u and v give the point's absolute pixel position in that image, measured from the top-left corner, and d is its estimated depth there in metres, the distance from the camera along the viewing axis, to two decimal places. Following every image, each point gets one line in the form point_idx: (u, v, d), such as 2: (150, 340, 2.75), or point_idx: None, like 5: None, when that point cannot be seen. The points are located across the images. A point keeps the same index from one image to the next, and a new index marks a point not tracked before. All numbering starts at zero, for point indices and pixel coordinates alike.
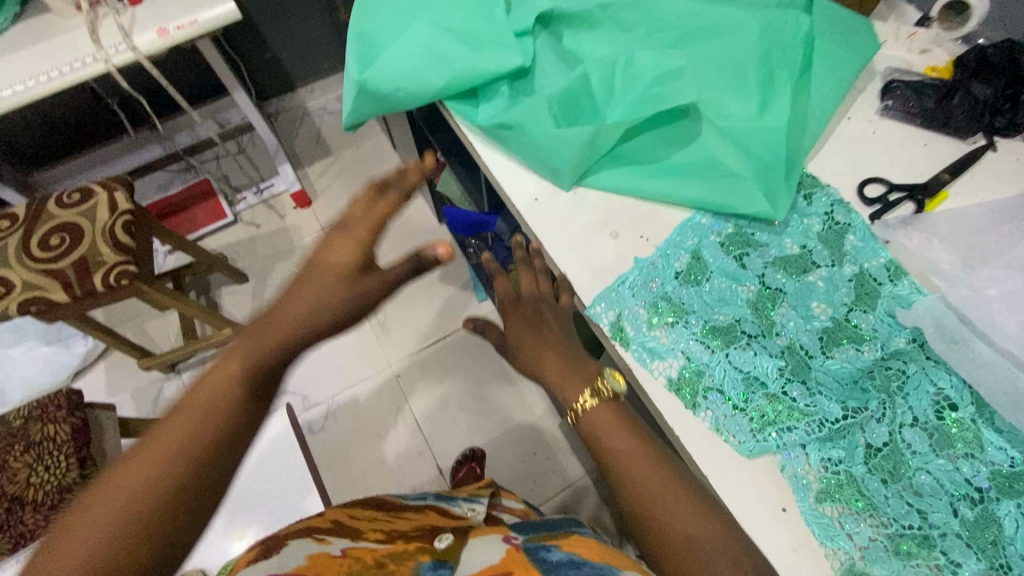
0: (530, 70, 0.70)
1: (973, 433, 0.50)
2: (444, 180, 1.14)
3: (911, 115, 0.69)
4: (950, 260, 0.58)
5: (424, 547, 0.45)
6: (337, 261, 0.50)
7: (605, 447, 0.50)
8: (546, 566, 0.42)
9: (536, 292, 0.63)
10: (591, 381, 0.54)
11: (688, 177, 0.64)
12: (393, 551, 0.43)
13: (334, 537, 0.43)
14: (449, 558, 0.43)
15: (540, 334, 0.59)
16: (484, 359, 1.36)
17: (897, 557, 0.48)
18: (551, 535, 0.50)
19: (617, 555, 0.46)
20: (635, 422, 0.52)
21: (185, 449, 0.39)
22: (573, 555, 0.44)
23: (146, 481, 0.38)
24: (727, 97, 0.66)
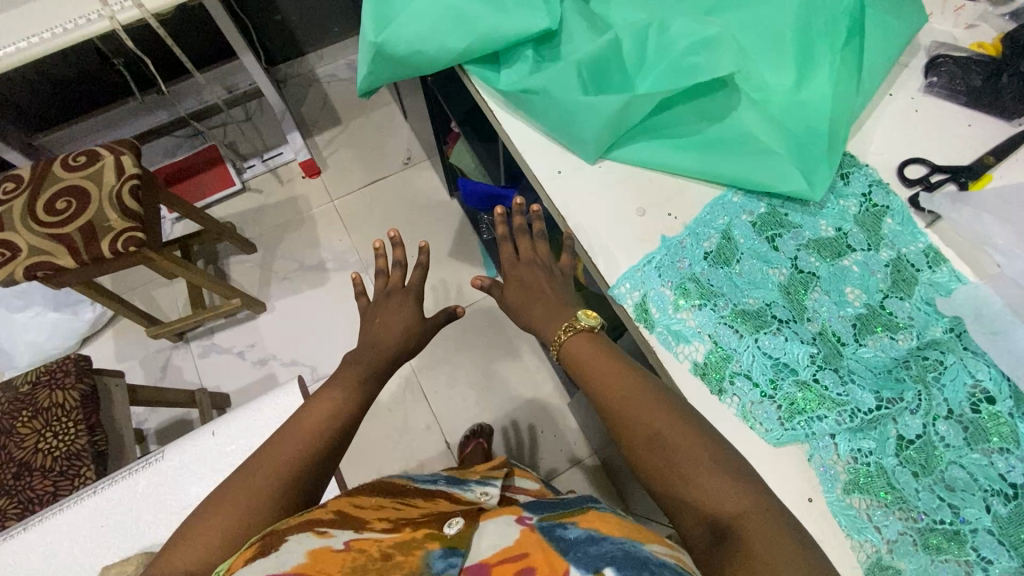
0: (558, 34, 0.66)
1: (1009, 428, 0.48)
2: (459, 152, 1.13)
3: (956, 93, 0.65)
4: (1005, 234, 0.56)
5: (433, 533, 0.43)
6: (402, 312, 0.63)
7: (580, 375, 0.53)
8: (564, 545, 0.40)
9: (535, 258, 0.61)
10: (566, 320, 0.56)
11: (721, 152, 0.61)
12: (399, 541, 0.41)
13: (336, 529, 0.40)
14: (460, 545, 0.42)
15: (541, 297, 0.59)
16: (494, 337, 1.35)
17: (925, 552, 0.47)
18: (567, 512, 0.49)
19: (640, 531, 0.44)
20: (611, 349, 0.53)
21: (291, 450, 0.50)
22: (591, 531, 0.43)
23: (262, 472, 0.49)
24: (765, 67, 0.63)
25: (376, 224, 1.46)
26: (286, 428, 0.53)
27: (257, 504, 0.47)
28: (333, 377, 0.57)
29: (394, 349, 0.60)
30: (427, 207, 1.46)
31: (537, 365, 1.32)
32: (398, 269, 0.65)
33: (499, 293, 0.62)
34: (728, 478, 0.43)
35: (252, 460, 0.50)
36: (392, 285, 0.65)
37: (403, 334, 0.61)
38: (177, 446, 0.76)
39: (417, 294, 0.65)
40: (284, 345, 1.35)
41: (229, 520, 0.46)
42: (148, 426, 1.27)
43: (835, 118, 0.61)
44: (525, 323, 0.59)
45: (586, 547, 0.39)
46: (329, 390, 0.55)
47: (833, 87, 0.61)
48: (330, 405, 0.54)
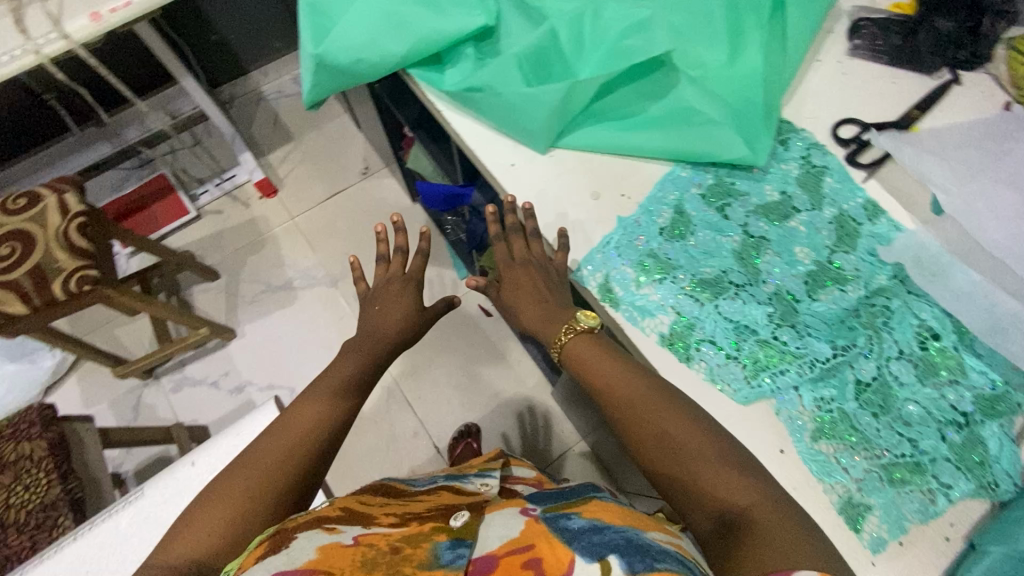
0: (496, 30, 0.67)
1: (955, 360, 0.53)
2: (415, 156, 1.12)
3: (879, 54, 0.69)
4: (941, 173, 0.59)
5: (439, 526, 0.44)
6: (372, 322, 0.62)
7: (584, 376, 0.54)
8: (569, 535, 0.41)
9: (530, 257, 0.61)
10: (566, 321, 0.57)
11: (664, 129, 0.63)
12: (406, 535, 0.42)
13: (344, 526, 0.42)
14: (467, 535, 0.42)
15: (537, 298, 0.59)
16: (473, 337, 1.35)
17: (891, 485, 0.50)
18: (572, 502, 0.51)
19: (639, 521, 0.47)
20: (613, 350, 0.54)
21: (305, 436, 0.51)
22: (594, 521, 0.45)
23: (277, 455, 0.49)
24: (699, 45, 0.65)
25: (341, 238, 1.44)
26: (279, 424, 0.52)
27: (256, 499, 0.46)
28: (320, 380, 0.57)
29: (372, 353, 0.60)
30: (391, 214, 1.46)
31: (517, 359, 1.33)
32: (399, 254, 0.66)
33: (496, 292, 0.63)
34: (735, 472, 0.45)
35: (268, 439, 0.51)
36: (392, 271, 0.66)
37: (381, 337, 0.61)
38: (156, 482, 0.75)
39: (418, 281, 0.66)
40: (259, 369, 1.33)
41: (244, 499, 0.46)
42: (125, 468, 1.23)
43: (769, 87, 0.63)
44: (520, 323, 0.60)
45: (590, 537, 0.41)
46: (316, 396, 0.54)
47: (763, 59, 0.64)
48: (321, 409, 0.53)
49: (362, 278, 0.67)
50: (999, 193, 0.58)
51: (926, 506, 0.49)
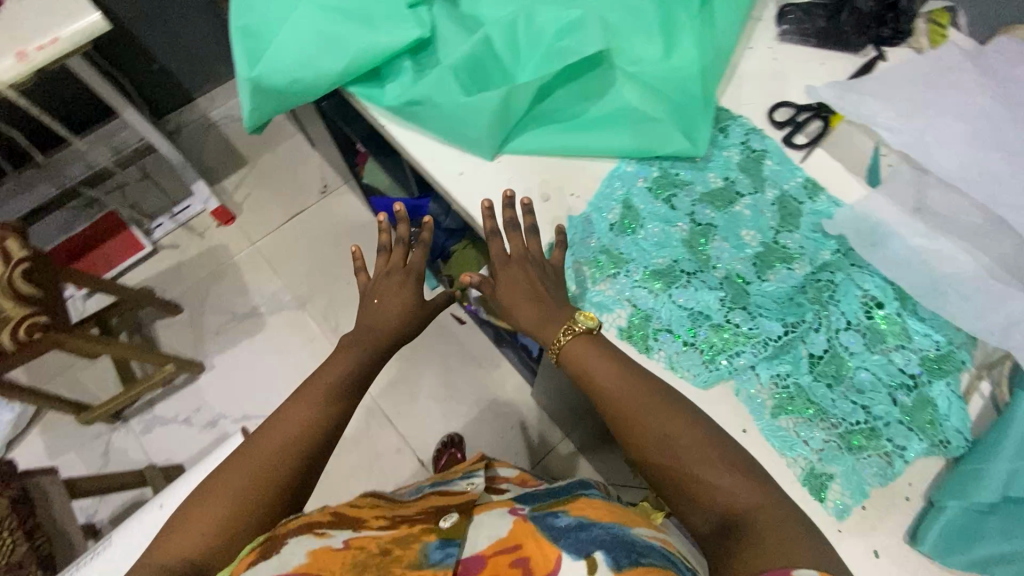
0: (432, 41, 0.67)
1: (900, 326, 0.55)
2: (371, 170, 1.12)
3: (808, 37, 0.71)
4: (887, 113, 0.62)
5: (429, 527, 0.44)
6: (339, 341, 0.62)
7: (583, 379, 0.52)
8: (556, 533, 0.43)
9: (526, 255, 0.57)
10: (563, 321, 0.54)
11: (606, 127, 0.65)
12: (398, 536, 0.43)
13: (335, 530, 0.43)
14: (455, 534, 0.43)
15: (534, 298, 0.55)
16: (448, 346, 1.34)
17: (850, 453, 0.52)
18: (557, 502, 0.52)
19: (625, 516, 0.49)
20: (614, 351, 0.52)
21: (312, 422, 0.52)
22: (581, 518, 0.46)
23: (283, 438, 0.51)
24: (633, 40, 0.66)
25: (305, 259, 1.42)
26: (271, 424, 0.52)
27: (251, 503, 0.48)
28: (307, 382, 0.55)
29: (352, 364, 0.57)
30: (355, 231, 1.44)
31: (495, 364, 1.33)
32: (401, 246, 0.64)
33: (492, 290, 0.58)
34: (736, 476, 0.45)
35: (274, 419, 0.52)
36: (392, 265, 0.63)
37: (344, 352, 0.58)
38: (124, 528, 0.72)
39: (420, 275, 0.64)
40: (232, 401, 1.30)
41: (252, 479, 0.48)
42: (99, 517, 1.19)
43: (704, 78, 0.65)
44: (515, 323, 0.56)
45: (577, 534, 0.43)
46: (304, 401, 0.53)
47: (697, 51, 0.66)
48: (311, 414, 0.52)
49: (362, 268, 0.65)
50: (937, 151, 0.60)
51: (885, 469, 0.51)
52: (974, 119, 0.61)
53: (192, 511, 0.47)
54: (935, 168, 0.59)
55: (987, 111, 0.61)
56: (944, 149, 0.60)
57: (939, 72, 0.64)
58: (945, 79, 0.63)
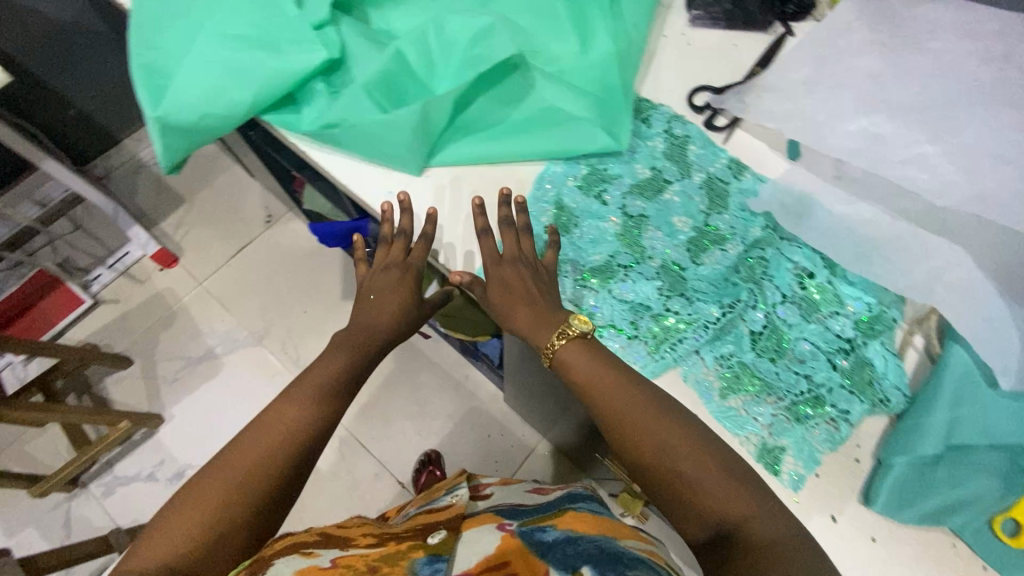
0: (344, 61, 0.66)
1: (833, 293, 0.56)
2: (310, 196, 1.09)
3: (717, 20, 0.72)
4: (795, 82, 0.62)
5: (416, 544, 0.51)
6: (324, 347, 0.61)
7: (578, 384, 0.51)
8: (545, 549, 0.47)
9: (519, 256, 0.57)
10: (557, 325, 0.54)
11: (530, 129, 0.64)
12: (385, 554, 0.49)
13: (322, 550, 0.49)
14: (443, 551, 0.49)
15: (527, 299, 0.56)
16: (415, 363, 1.32)
17: (798, 423, 0.53)
18: (544, 516, 0.56)
19: (614, 529, 0.53)
20: (609, 356, 0.52)
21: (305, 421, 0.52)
22: (567, 532, 0.50)
23: (275, 436, 0.51)
24: (547, 40, 0.67)
25: (257, 293, 1.38)
26: (260, 424, 0.52)
27: (242, 499, 0.48)
28: (290, 386, 0.55)
29: (339, 371, 0.56)
30: (306, 258, 1.41)
31: (464, 375, 1.31)
32: (401, 238, 0.61)
33: (482, 291, 0.58)
34: (734, 485, 0.45)
35: (269, 413, 0.52)
36: (392, 255, 0.61)
37: (319, 364, 0.57)
38: None
39: (418, 271, 0.61)
40: (197, 449, 1.25)
41: (243, 474, 0.49)
42: None
43: (622, 71, 0.66)
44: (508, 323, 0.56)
45: (564, 548, 0.47)
46: (291, 403, 0.53)
47: (610, 44, 0.66)
48: (301, 415, 0.52)
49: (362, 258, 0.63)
50: None
51: (834, 435, 0.52)
52: (861, 85, 0.60)
53: (181, 512, 0.47)
54: (827, 140, 0.59)
55: (876, 74, 0.60)
56: (836, 122, 0.60)
57: (831, 42, 0.63)
58: (838, 49, 0.63)
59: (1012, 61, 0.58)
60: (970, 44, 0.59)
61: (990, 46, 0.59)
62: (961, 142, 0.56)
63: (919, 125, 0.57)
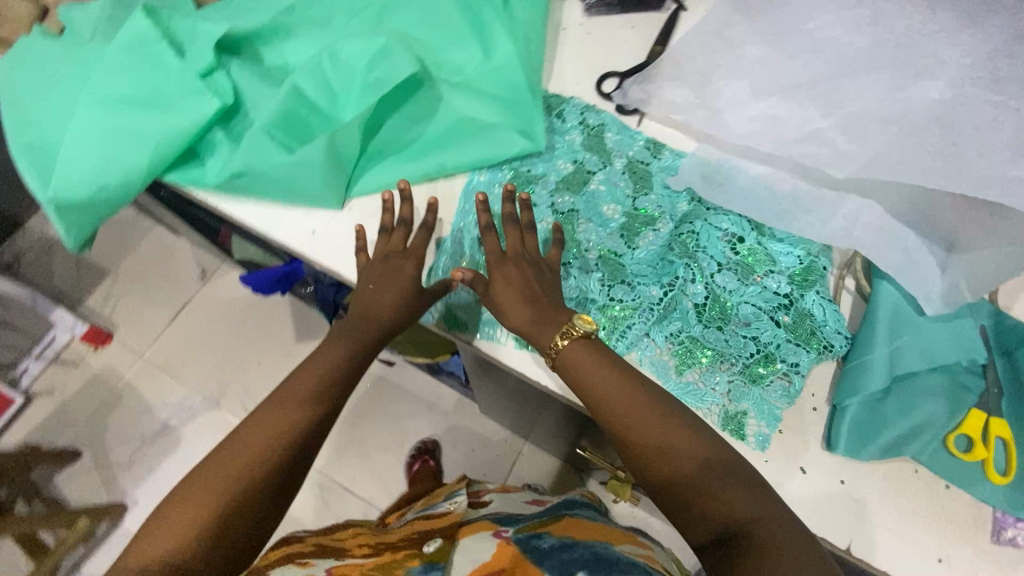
0: (241, 105, 0.63)
1: (765, 252, 0.58)
2: (239, 245, 1.04)
3: (611, 5, 0.73)
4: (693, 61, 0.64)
5: (411, 553, 0.56)
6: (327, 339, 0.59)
7: (582, 387, 0.50)
8: (540, 556, 0.51)
9: (523, 253, 0.56)
10: (559, 325, 0.52)
11: (445, 144, 0.63)
12: (380, 563, 0.54)
13: (316, 560, 0.55)
14: (439, 560, 0.53)
15: (528, 296, 0.54)
16: (385, 393, 1.28)
17: (755, 385, 0.54)
18: (541, 522, 0.60)
19: (609, 535, 0.58)
20: (615, 359, 0.51)
21: (303, 416, 0.52)
22: (562, 539, 0.55)
23: (276, 429, 0.50)
24: (448, 51, 0.66)
25: (205, 354, 1.31)
26: (253, 428, 0.50)
27: (240, 493, 0.47)
28: (281, 389, 0.53)
29: (329, 368, 0.55)
30: (251, 307, 1.35)
31: (435, 396, 1.28)
32: (402, 228, 0.59)
33: (484, 288, 0.55)
34: (741, 487, 0.45)
35: (268, 408, 0.52)
36: (393, 245, 0.58)
37: (316, 358, 0.56)
38: None
39: (419, 261, 0.58)
40: None
41: (241, 469, 0.48)
42: None
43: (527, 69, 0.65)
44: (506, 320, 0.54)
45: (559, 555, 0.51)
46: (284, 406, 0.52)
47: (510, 45, 0.66)
48: (294, 418, 0.51)
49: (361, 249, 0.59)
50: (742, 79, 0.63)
51: (788, 390, 0.54)
52: (748, 67, 0.63)
53: (173, 518, 0.46)
54: (731, 129, 0.62)
55: (761, 60, 0.62)
56: (735, 111, 0.62)
57: (713, 34, 0.65)
58: (722, 40, 0.65)
59: (882, 24, 0.62)
60: (839, 16, 0.62)
61: (858, 12, 0.61)
62: (849, 113, 0.58)
63: (810, 97, 0.60)
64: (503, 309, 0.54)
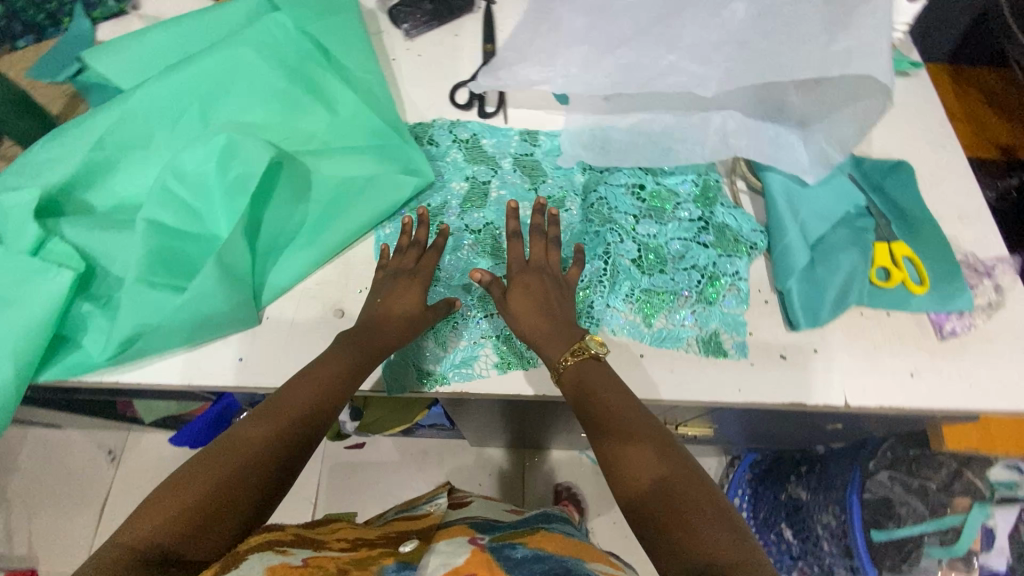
0: (96, 265, 0.55)
1: (665, 189, 0.63)
2: (144, 407, 0.90)
3: (427, 21, 0.73)
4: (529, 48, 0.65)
5: (387, 550, 0.50)
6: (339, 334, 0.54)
7: (584, 408, 0.48)
8: (512, 563, 0.48)
9: (542, 265, 0.56)
10: (570, 339, 0.52)
11: (336, 213, 0.60)
12: (354, 558, 0.46)
13: (292, 548, 0.44)
14: (413, 559, 0.47)
15: (543, 310, 0.53)
16: (368, 474, 1.20)
17: (712, 304, 0.58)
18: (518, 534, 0.58)
19: (582, 552, 0.54)
20: (620, 385, 0.49)
21: (312, 406, 0.48)
22: (535, 549, 0.51)
23: (284, 415, 0.46)
24: (295, 122, 0.62)
25: None
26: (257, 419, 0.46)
27: (239, 477, 0.42)
28: (284, 392, 0.48)
29: (340, 367, 0.50)
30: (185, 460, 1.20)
31: (420, 452, 1.21)
32: (414, 247, 0.58)
33: (501, 292, 0.55)
34: (730, 530, 0.39)
35: (277, 397, 0.48)
36: (401, 263, 0.58)
37: (326, 358, 0.51)
38: None
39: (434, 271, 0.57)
40: None
41: (246, 448, 0.43)
42: None
43: (381, 113, 0.64)
44: (519, 335, 0.54)
45: (532, 564, 0.47)
46: (293, 396, 0.48)
47: (354, 95, 0.64)
48: (302, 407, 0.47)
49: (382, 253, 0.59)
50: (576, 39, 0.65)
51: (740, 296, 0.58)
52: (576, 30, 0.65)
53: (169, 492, 0.41)
54: (593, 86, 0.62)
55: (589, 22, 0.65)
56: (591, 70, 0.62)
57: (545, 20, 0.68)
58: (553, 21, 0.67)
59: None
60: None
61: None
62: (686, 35, 0.60)
63: (645, 29, 0.62)
64: (516, 315, 0.54)
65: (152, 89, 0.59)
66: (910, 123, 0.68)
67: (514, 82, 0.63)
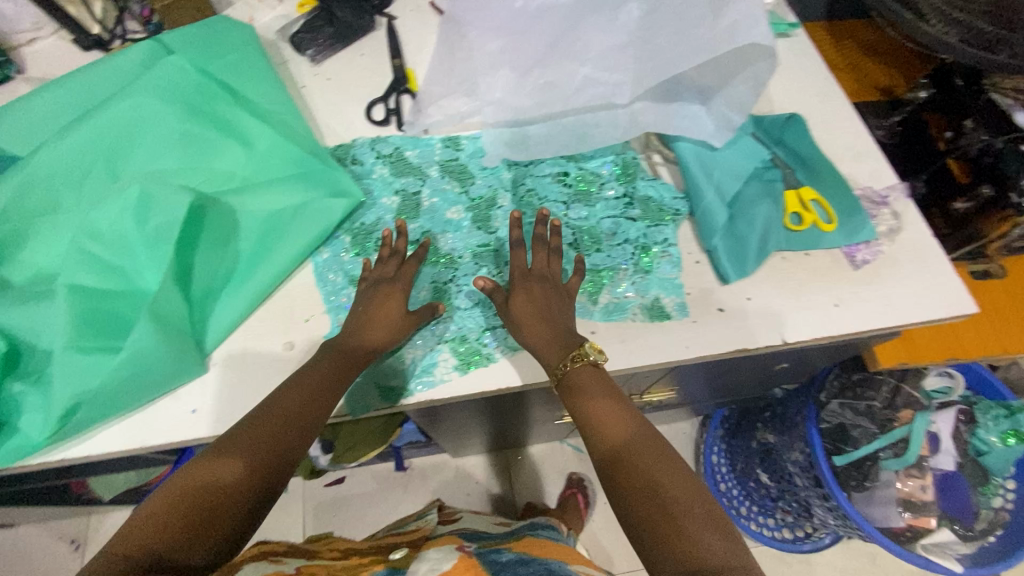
0: (17, 341, 0.52)
1: (589, 172, 0.65)
2: (101, 483, 0.86)
3: (330, 43, 0.73)
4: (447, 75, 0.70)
5: (378, 557, 0.55)
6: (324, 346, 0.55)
7: (583, 412, 0.49)
8: (499, 566, 0.50)
9: (545, 272, 0.58)
10: (571, 346, 0.53)
11: (269, 247, 0.59)
12: (346, 564, 0.52)
13: (286, 557, 0.49)
14: (402, 562, 0.51)
15: (541, 317, 0.55)
16: (354, 506, 1.17)
17: (648, 273, 0.61)
18: (505, 541, 0.60)
19: (567, 556, 0.57)
20: (618, 391, 0.50)
21: (306, 408, 0.49)
22: (520, 553, 0.54)
23: (278, 421, 0.47)
24: (210, 163, 0.61)
25: None
26: (240, 431, 0.46)
27: (240, 478, 0.42)
28: (268, 403, 0.49)
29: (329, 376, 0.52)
30: None
31: (403, 473, 1.20)
32: (395, 258, 0.59)
33: (503, 299, 0.56)
34: (723, 535, 0.41)
35: (270, 402, 0.49)
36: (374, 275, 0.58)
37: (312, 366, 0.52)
38: None
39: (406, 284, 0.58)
40: None
41: (248, 447, 0.45)
42: None
43: (298, 141, 0.63)
44: (518, 338, 0.55)
45: (518, 567, 0.50)
46: (285, 401, 0.49)
47: (267, 126, 0.63)
48: (295, 411, 0.48)
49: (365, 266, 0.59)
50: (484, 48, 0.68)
51: (673, 261, 0.62)
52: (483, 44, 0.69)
53: (165, 500, 0.40)
54: (515, 102, 0.66)
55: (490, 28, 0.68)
56: (513, 89, 0.67)
57: (455, 41, 0.71)
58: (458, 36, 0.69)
59: None
60: None
61: None
62: (584, 41, 0.66)
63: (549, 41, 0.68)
64: (518, 323, 0.55)
65: (49, 151, 0.57)
66: (798, 78, 0.74)
67: (439, 113, 0.68)
